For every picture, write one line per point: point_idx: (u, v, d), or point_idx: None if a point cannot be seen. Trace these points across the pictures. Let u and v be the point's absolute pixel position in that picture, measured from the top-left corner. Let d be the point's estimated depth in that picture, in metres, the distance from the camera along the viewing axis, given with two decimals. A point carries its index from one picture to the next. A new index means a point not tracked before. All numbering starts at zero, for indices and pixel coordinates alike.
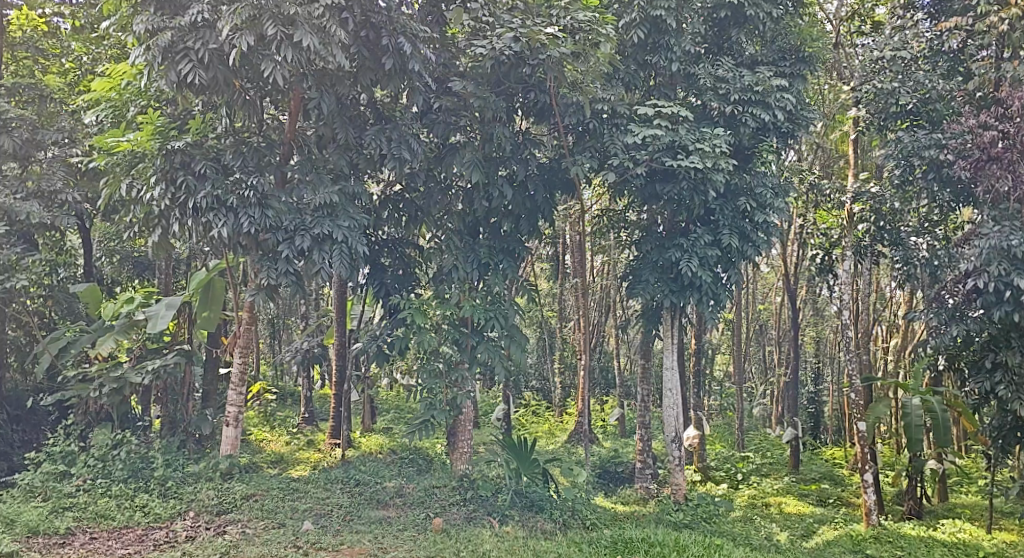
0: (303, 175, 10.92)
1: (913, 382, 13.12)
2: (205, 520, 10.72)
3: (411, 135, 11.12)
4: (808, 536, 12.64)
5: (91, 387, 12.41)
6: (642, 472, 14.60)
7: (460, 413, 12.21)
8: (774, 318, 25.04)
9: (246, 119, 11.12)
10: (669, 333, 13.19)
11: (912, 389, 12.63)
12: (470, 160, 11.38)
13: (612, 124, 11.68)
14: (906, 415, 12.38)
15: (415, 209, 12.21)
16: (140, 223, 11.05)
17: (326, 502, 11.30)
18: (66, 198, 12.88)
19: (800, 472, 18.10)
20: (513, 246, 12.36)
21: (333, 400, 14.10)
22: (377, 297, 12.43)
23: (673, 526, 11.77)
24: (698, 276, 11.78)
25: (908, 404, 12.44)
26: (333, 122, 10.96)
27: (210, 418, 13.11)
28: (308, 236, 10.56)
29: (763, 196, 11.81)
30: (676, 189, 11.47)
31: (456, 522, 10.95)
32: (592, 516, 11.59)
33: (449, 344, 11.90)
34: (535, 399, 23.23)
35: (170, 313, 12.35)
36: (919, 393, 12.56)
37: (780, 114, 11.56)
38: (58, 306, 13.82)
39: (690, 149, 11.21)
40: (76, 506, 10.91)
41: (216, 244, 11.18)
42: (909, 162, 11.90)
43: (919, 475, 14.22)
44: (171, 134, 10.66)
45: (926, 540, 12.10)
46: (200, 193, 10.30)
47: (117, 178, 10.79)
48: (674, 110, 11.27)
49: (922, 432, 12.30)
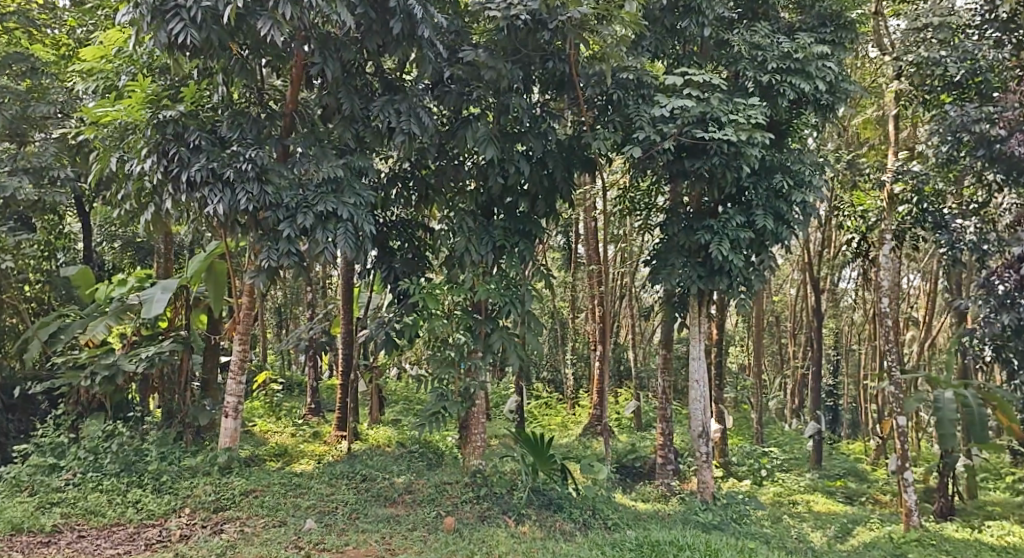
0: (306, 148, 10.19)
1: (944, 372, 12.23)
2: (202, 517, 10.03)
3: (421, 107, 10.36)
4: (843, 538, 11.91)
5: (81, 374, 11.72)
6: (663, 468, 13.99)
7: (473, 404, 11.41)
8: (793, 309, 24.31)
9: (246, 89, 10.46)
10: (696, 319, 12.26)
11: (943, 382, 11.68)
12: (483, 135, 10.51)
13: (639, 94, 10.90)
14: (939, 408, 11.36)
15: (426, 186, 11.45)
16: (133, 201, 10.43)
17: (330, 498, 10.60)
18: (58, 174, 12.18)
19: (824, 468, 17.46)
20: (529, 229, 11.46)
21: (340, 390, 13.37)
22: (385, 282, 11.57)
23: (703, 527, 10.99)
24: (729, 260, 10.92)
25: (941, 400, 11.39)
26: (337, 91, 10.19)
27: (209, 409, 12.26)
28: (311, 213, 9.81)
29: (801, 173, 10.93)
30: (706, 165, 10.60)
31: (469, 521, 10.22)
32: (613, 516, 10.82)
33: (462, 332, 11.08)
34: (547, 391, 22.51)
35: (165, 297, 11.70)
36: (950, 385, 11.61)
37: (821, 84, 10.58)
38: (56, 291, 13.28)
39: (722, 121, 10.30)
40: (65, 501, 10.25)
41: (213, 223, 10.47)
42: (957, 137, 11.18)
43: (952, 473, 13.54)
44: (163, 103, 9.99)
45: (971, 542, 11.41)
46: (195, 165, 9.61)
47: (107, 151, 10.17)
48: (706, 79, 10.41)
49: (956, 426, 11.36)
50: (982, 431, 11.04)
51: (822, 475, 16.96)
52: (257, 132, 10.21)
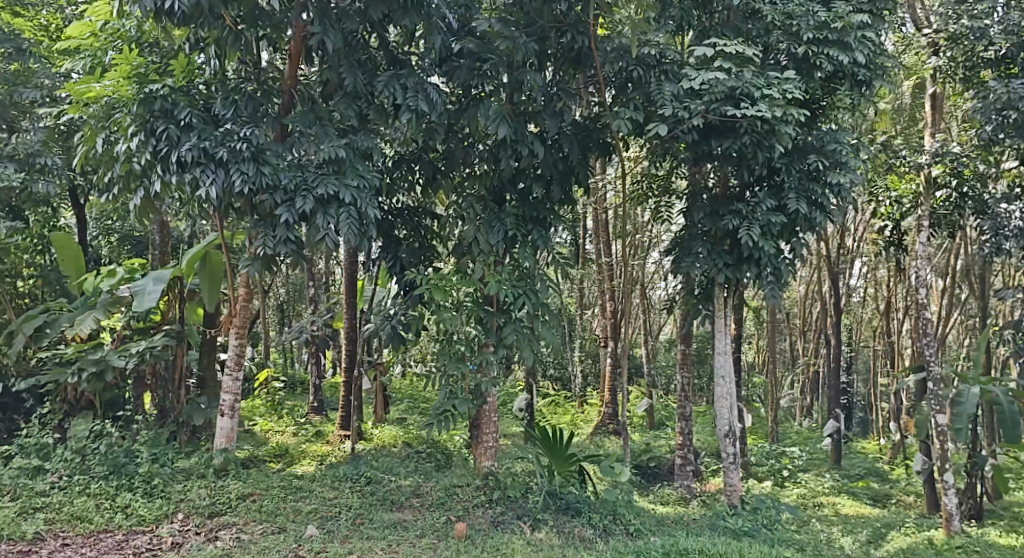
0: (305, 127, 9.47)
1: (973, 368, 12.12)
2: (196, 523, 9.37)
3: (429, 82, 9.67)
4: (876, 543, 11.22)
5: (68, 371, 11.05)
6: (682, 468, 13.23)
7: (485, 402, 10.69)
8: (806, 304, 23.61)
9: (241, 64, 9.80)
10: (722, 309, 11.54)
11: (970, 379, 11.93)
12: (495, 113, 9.82)
13: (661, 70, 10.21)
14: (962, 402, 11.64)
15: (433, 170, 10.87)
16: (120, 184, 9.75)
17: (334, 502, 9.91)
18: (44, 162, 11.40)
19: (845, 468, 16.75)
20: (544, 216, 10.65)
21: (344, 388, 12.76)
22: (391, 273, 10.97)
23: (730, 534, 10.30)
24: (759, 247, 10.21)
25: (965, 392, 11.69)
26: (340, 64, 9.46)
27: (204, 407, 11.55)
28: (310, 197, 9.10)
29: (838, 153, 10.13)
30: (735, 145, 9.86)
31: (482, 527, 9.54)
32: (636, 521, 10.12)
33: (473, 324, 10.38)
34: (554, 389, 21.84)
35: (157, 289, 10.99)
36: (978, 383, 11.86)
37: (860, 56, 9.82)
38: (50, 286, 12.71)
39: (755, 96, 9.52)
40: (49, 507, 9.55)
41: (206, 208, 9.78)
42: (1002, 116, 10.46)
43: (980, 473, 12.79)
44: (152, 77, 9.31)
45: (1018, 548, 10.69)
46: (185, 144, 8.92)
47: (93, 132, 9.53)
48: (739, 50, 9.61)
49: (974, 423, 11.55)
50: (1011, 429, 11.36)
51: (843, 474, 16.25)
52: (254, 110, 9.52)
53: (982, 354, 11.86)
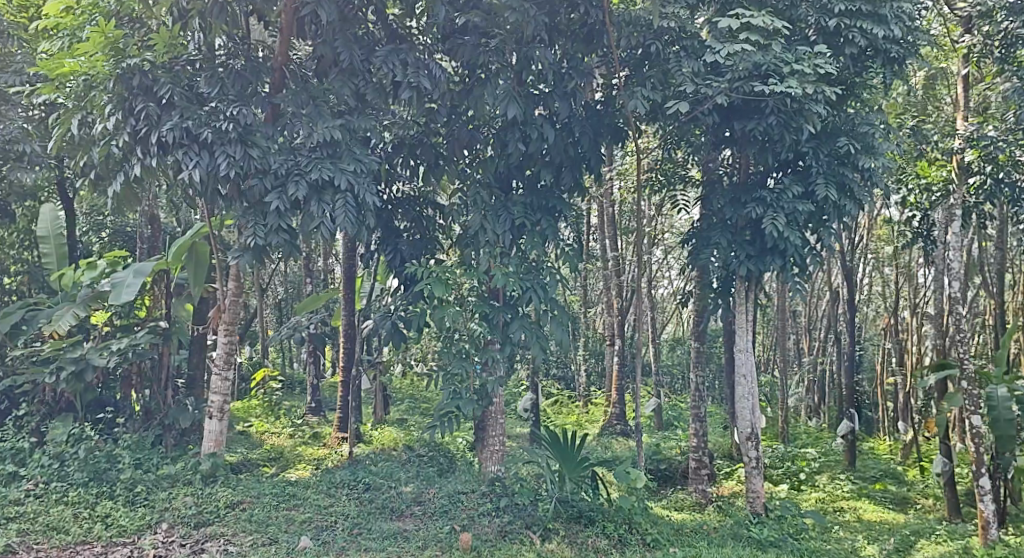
0: (297, 108, 8.83)
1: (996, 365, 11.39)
2: (181, 534, 8.66)
3: (431, 59, 9.03)
4: (906, 552, 10.55)
5: (45, 370, 10.38)
6: (698, 472, 12.31)
7: (491, 404, 9.98)
8: (816, 300, 22.97)
9: (230, 39, 9.14)
10: (743, 305, 10.81)
11: (995, 379, 11.09)
12: (503, 92, 9.16)
13: (679, 46, 9.51)
14: (993, 408, 10.91)
15: (435, 156, 10.10)
16: (98, 169, 9.10)
17: (329, 511, 9.25)
18: (23, 148, 10.63)
19: (858, 470, 15.60)
20: (552, 204, 9.90)
21: (341, 388, 12.09)
22: (390, 266, 10.32)
23: (755, 545, 9.73)
24: (784, 237, 9.52)
25: (996, 396, 10.95)
26: (334, 38, 8.88)
27: (191, 409, 10.87)
28: (303, 182, 8.44)
29: (869, 136, 9.53)
30: (760, 126, 9.23)
31: (487, 538, 8.87)
32: (653, 531, 9.43)
33: (478, 320, 9.69)
34: (557, 388, 21.19)
35: (137, 282, 10.26)
36: (1003, 382, 11.07)
37: (898, 28, 9.16)
38: (34, 283, 12.07)
39: (784, 72, 8.90)
40: (23, 516, 8.85)
41: (191, 193, 9.15)
42: None
43: (1004, 474, 11.78)
44: (131, 52, 8.63)
45: None
46: (166, 123, 8.28)
47: (69, 113, 8.88)
48: (766, 22, 8.90)
49: (1014, 428, 10.82)
50: None
51: (856, 477, 15.21)
52: (242, 88, 8.91)
53: (1008, 351, 11.08)
